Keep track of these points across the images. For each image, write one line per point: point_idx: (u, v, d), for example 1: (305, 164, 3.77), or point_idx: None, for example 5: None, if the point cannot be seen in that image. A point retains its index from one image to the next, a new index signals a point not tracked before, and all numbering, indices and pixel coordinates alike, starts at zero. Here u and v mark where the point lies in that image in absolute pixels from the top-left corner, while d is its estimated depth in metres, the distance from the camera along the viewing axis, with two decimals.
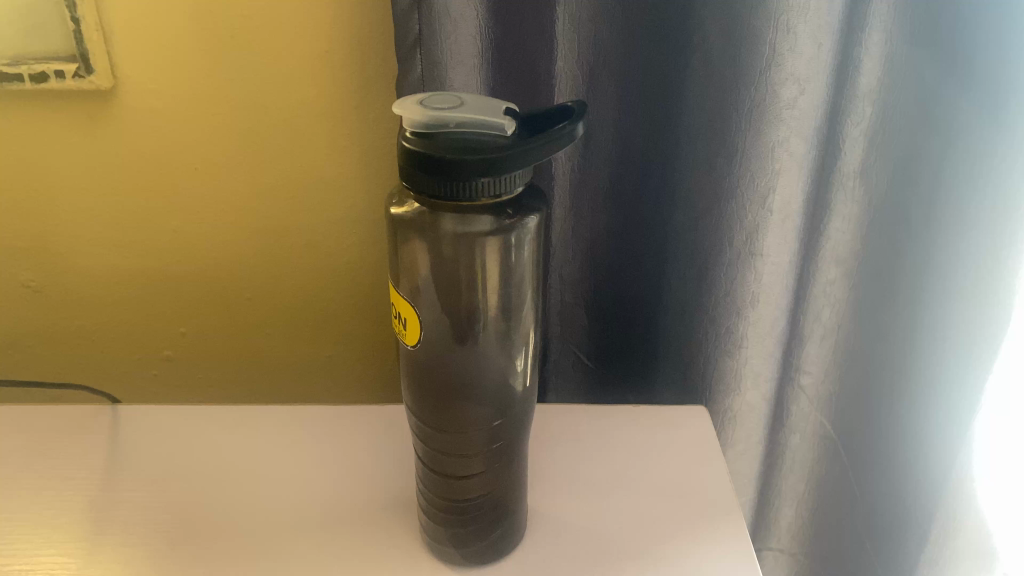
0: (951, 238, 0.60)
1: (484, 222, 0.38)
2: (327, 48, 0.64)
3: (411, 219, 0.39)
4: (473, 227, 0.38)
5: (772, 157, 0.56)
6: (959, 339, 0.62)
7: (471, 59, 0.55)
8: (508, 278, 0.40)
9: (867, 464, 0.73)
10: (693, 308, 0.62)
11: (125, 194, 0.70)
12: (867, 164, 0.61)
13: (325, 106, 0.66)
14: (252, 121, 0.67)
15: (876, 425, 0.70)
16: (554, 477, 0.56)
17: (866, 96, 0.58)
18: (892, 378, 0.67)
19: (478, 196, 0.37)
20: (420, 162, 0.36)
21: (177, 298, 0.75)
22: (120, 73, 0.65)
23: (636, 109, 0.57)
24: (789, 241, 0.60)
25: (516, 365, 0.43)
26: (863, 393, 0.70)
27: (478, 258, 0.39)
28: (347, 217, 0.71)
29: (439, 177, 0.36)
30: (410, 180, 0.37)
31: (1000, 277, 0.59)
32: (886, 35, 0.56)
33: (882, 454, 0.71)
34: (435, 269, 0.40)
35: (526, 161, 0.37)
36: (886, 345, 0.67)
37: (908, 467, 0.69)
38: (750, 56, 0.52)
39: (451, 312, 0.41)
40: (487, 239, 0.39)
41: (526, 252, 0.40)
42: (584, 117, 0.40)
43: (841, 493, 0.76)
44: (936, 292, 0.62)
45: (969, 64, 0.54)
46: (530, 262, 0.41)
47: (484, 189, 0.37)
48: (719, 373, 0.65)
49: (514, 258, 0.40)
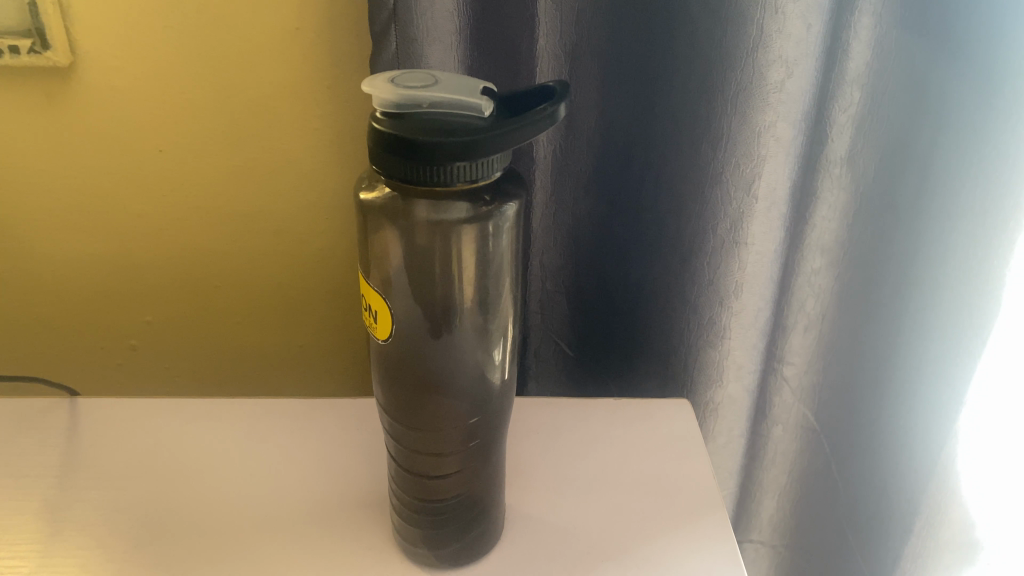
0: (940, 227, 0.60)
1: (460, 209, 0.36)
2: (297, 25, 0.61)
3: (382, 205, 0.37)
4: (449, 214, 0.36)
5: (759, 142, 0.53)
6: (948, 326, 0.62)
7: (447, 36, 0.53)
8: (485, 269, 0.38)
9: (854, 455, 0.73)
10: (676, 299, 0.60)
11: (86, 178, 0.67)
12: (855, 151, 0.61)
13: (297, 86, 0.64)
14: (219, 100, 0.64)
15: (868, 415, 0.70)
16: (532, 473, 0.54)
17: (853, 82, 0.58)
18: (877, 365, 0.68)
19: (453, 181, 0.35)
20: (389, 143, 0.34)
21: (142, 285, 0.73)
22: (79, 49, 0.62)
23: (617, 94, 0.55)
24: (774, 230, 0.56)
25: (494, 358, 0.41)
26: (851, 381, 0.70)
27: (454, 248, 0.37)
28: (319, 203, 0.69)
29: (410, 160, 0.34)
30: (382, 163, 0.35)
31: (989, 268, 0.58)
32: (875, 19, 0.55)
33: (870, 444, 0.71)
34: (411, 262, 0.38)
35: (504, 145, 0.35)
36: (872, 332, 0.67)
37: (894, 456, 0.70)
38: (736, 38, 0.50)
39: (425, 305, 0.39)
40: (463, 227, 0.36)
41: (505, 241, 0.38)
42: (566, 98, 0.38)
43: (827, 489, 0.76)
44: (923, 282, 0.62)
45: (958, 48, 0.54)
46: (509, 251, 0.39)
47: (460, 174, 0.34)
48: (702, 365, 0.61)
49: (492, 247, 0.38)
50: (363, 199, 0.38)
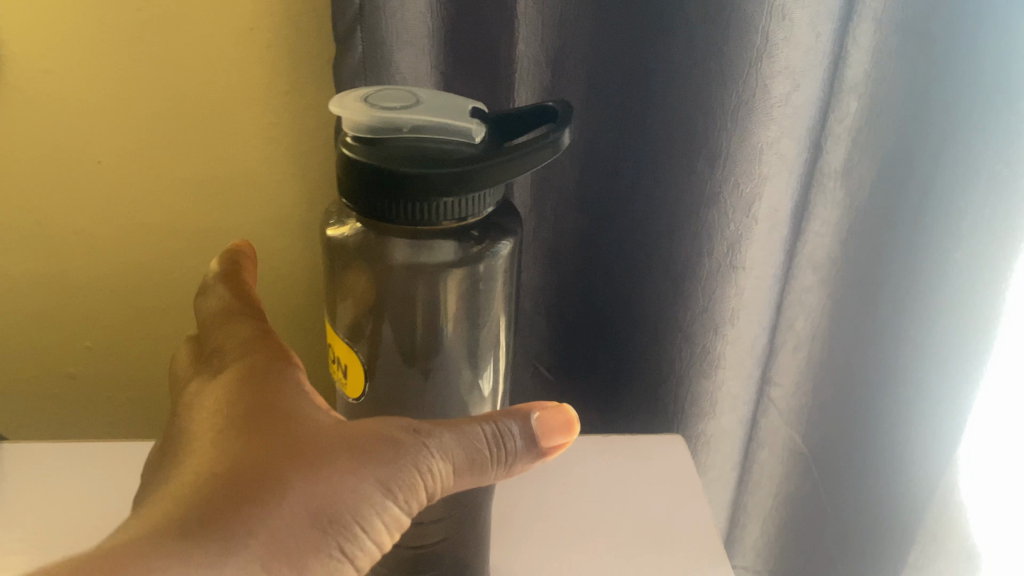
0: (936, 253, 0.53)
1: (449, 251, 0.37)
2: (253, 24, 0.56)
3: (361, 240, 0.38)
4: (435, 256, 0.37)
5: (760, 159, 0.49)
6: (944, 364, 0.55)
7: (420, 40, 0.48)
8: (473, 311, 0.40)
9: (846, 497, 0.66)
10: (667, 325, 0.56)
11: (16, 192, 0.61)
12: (850, 164, 0.57)
13: (252, 92, 0.58)
14: (168, 108, 0.58)
15: (859, 452, 0.64)
16: (521, 525, 0.53)
17: (851, 92, 0.54)
18: (868, 401, 0.61)
19: (441, 219, 0.33)
20: (371, 181, 0.33)
21: (79, 309, 0.66)
22: (5, 50, 0.55)
23: (601, 102, 0.50)
24: (773, 252, 0.53)
25: (480, 385, 0.42)
26: (844, 414, 0.64)
27: (439, 292, 0.39)
28: (277, 219, 0.64)
29: (395, 200, 0.33)
30: (356, 197, 0.34)
31: (987, 300, 0.51)
32: (876, 26, 0.52)
33: (860, 486, 0.64)
34: (395, 298, 0.39)
35: (496, 177, 0.34)
36: (865, 363, 0.61)
37: (885, 504, 0.62)
38: (738, 45, 0.45)
39: (409, 344, 0.40)
40: (450, 269, 0.38)
41: (495, 281, 0.40)
42: (568, 123, 0.37)
43: (817, 518, 0.70)
44: (918, 314, 0.55)
45: (963, 51, 0.48)
46: (501, 291, 0.40)
47: (449, 210, 0.33)
48: (694, 396, 0.58)
49: (484, 290, 0.39)
50: (337, 237, 0.39)
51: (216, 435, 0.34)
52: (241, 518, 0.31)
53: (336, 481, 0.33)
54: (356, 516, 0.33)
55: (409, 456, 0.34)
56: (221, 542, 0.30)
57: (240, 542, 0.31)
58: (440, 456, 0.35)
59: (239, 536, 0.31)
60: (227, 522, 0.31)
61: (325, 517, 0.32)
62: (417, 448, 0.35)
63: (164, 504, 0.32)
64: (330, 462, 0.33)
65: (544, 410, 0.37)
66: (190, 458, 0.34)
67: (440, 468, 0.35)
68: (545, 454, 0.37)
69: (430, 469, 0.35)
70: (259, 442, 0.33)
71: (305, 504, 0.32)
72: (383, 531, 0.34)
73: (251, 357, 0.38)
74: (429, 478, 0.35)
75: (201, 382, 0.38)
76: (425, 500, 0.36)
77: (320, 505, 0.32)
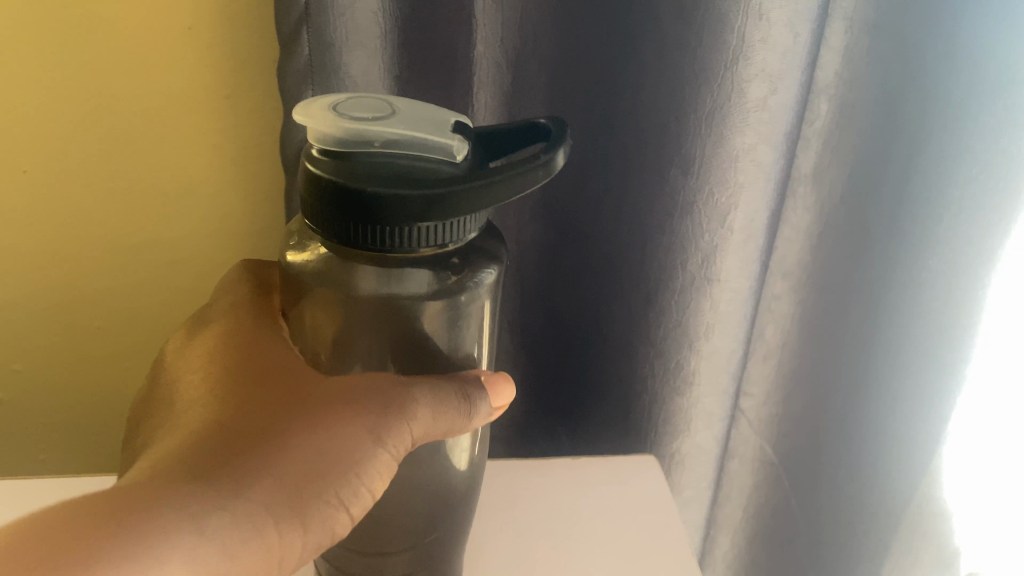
0: (914, 267, 0.47)
1: (426, 283, 0.35)
2: (189, 24, 0.52)
3: (321, 269, 0.36)
4: (409, 288, 0.35)
5: (735, 169, 0.46)
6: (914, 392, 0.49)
7: (371, 41, 0.44)
8: (454, 336, 0.38)
9: (818, 535, 0.61)
10: (639, 337, 0.53)
11: None
12: (820, 168, 0.53)
13: (189, 98, 0.54)
14: (97, 115, 0.54)
15: (829, 476, 0.59)
16: (496, 551, 0.52)
17: (822, 94, 0.51)
18: (843, 429, 0.56)
19: (419, 245, 0.32)
20: (341, 206, 0.31)
21: (4, 330, 0.62)
22: None
23: (564, 106, 0.48)
24: (749, 263, 0.50)
25: None
26: (817, 439, 0.59)
27: (416, 321, 0.37)
28: (220, 231, 0.60)
29: (366, 222, 0.31)
30: (325, 220, 0.32)
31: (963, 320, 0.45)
32: (847, 24, 0.48)
33: (830, 518, 0.59)
34: (365, 332, 0.38)
35: (477, 201, 0.32)
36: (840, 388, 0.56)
37: (855, 540, 0.57)
38: (711, 45, 0.43)
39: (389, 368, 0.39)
40: (427, 300, 0.36)
41: (478, 302, 0.37)
42: (562, 145, 0.35)
43: (784, 542, 0.66)
44: (890, 334, 0.50)
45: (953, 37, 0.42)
46: (484, 310, 0.38)
47: (427, 235, 0.32)
48: (667, 415, 0.56)
49: (464, 314, 0.37)
50: (295, 265, 0.37)
51: (216, 400, 0.36)
52: (244, 468, 0.33)
53: (331, 433, 0.35)
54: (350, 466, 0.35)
55: (397, 404, 0.36)
56: (224, 486, 0.32)
57: (243, 491, 0.32)
58: (427, 404, 0.36)
59: (240, 483, 0.32)
60: (228, 475, 0.32)
61: (321, 468, 0.34)
62: (403, 396, 0.36)
63: (162, 456, 0.33)
64: (326, 420, 0.35)
65: (500, 381, 0.40)
66: (188, 420, 0.36)
67: (426, 418, 0.36)
68: (493, 413, 0.40)
69: (416, 420, 0.36)
70: (259, 406, 0.35)
71: (303, 459, 0.34)
72: (376, 481, 0.36)
73: (244, 337, 0.40)
74: (414, 431, 0.36)
75: (205, 353, 0.40)
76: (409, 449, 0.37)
77: (317, 459, 0.34)
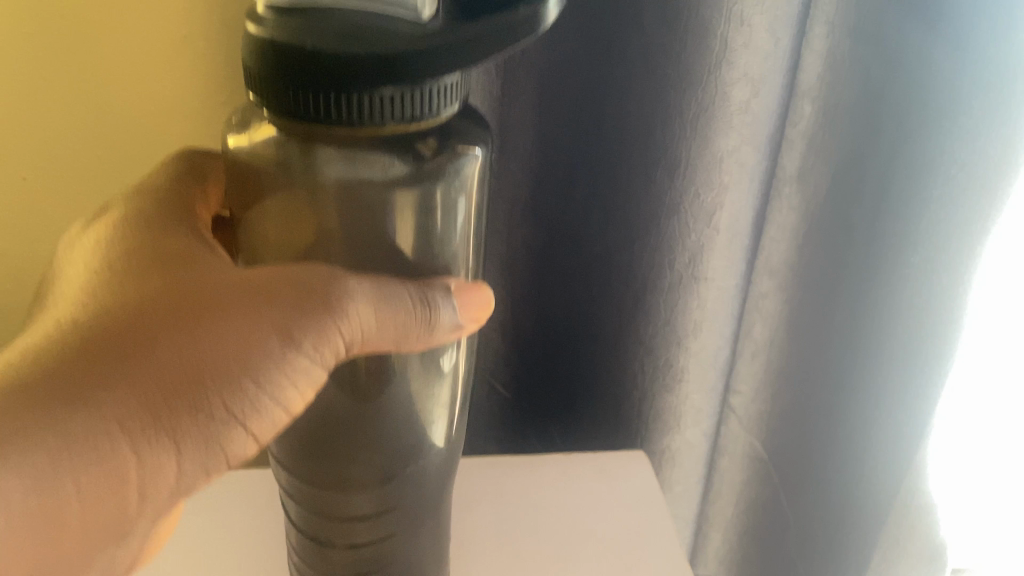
0: (900, 267, 0.47)
1: (396, 166, 0.34)
2: (202, 25, 0.56)
3: (279, 152, 0.35)
4: (380, 169, 0.34)
5: (717, 170, 0.47)
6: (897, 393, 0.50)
7: None
8: (427, 233, 0.37)
9: (812, 535, 0.61)
10: (628, 336, 0.55)
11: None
12: (808, 166, 0.50)
13: (202, 98, 0.59)
14: (120, 116, 0.60)
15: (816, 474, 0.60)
16: (482, 552, 0.53)
17: (808, 92, 0.48)
18: (831, 429, 0.56)
19: (386, 118, 0.31)
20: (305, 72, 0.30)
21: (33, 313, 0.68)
22: None
23: (553, 112, 0.50)
24: (736, 262, 0.50)
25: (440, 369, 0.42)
26: (804, 442, 0.60)
27: (388, 208, 0.36)
28: None
29: (330, 90, 0.30)
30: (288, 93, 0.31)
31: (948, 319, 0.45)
32: (830, 25, 0.45)
33: (819, 516, 0.60)
34: (336, 218, 0.36)
35: (445, 63, 0.31)
36: (826, 391, 0.56)
37: (845, 540, 0.57)
38: (694, 50, 0.44)
39: (364, 259, 0.38)
40: (398, 183, 0.35)
41: (457, 190, 0.36)
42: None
43: (777, 542, 0.66)
44: (872, 334, 0.51)
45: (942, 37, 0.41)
46: (461, 203, 0.37)
47: (396, 105, 0.31)
48: (657, 412, 0.57)
49: (437, 206, 0.36)
50: (247, 149, 0.36)
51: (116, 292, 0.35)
52: (103, 374, 0.32)
53: (228, 338, 0.33)
54: (251, 373, 0.34)
55: (321, 301, 0.34)
56: (88, 397, 0.32)
57: (98, 403, 0.32)
58: (361, 300, 0.34)
59: (99, 392, 0.32)
60: (87, 382, 0.32)
61: (200, 374, 0.33)
62: (338, 288, 0.34)
63: (32, 350, 0.33)
64: (224, 317, 0.33)
65: (465, 288, 0.38)
66: (84, 308, 0.35)
67: (360, 315, 0.34)
68: (464, 324, 0.38)
69: (346, 318, 0.34)
70: (157, 297, 0.34)
71: (180, 364, 0.33)
72: (279, 386, 0.35)
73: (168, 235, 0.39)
74: (342, 329, 0.34)
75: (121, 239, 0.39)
76: (340, 354, 0.35)
77: (197, 364, 0.33)
